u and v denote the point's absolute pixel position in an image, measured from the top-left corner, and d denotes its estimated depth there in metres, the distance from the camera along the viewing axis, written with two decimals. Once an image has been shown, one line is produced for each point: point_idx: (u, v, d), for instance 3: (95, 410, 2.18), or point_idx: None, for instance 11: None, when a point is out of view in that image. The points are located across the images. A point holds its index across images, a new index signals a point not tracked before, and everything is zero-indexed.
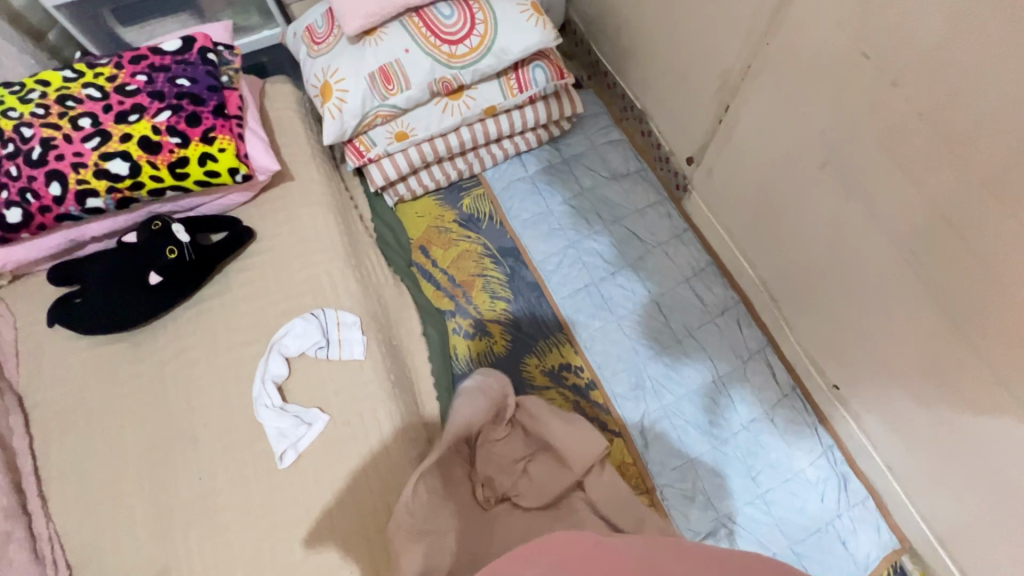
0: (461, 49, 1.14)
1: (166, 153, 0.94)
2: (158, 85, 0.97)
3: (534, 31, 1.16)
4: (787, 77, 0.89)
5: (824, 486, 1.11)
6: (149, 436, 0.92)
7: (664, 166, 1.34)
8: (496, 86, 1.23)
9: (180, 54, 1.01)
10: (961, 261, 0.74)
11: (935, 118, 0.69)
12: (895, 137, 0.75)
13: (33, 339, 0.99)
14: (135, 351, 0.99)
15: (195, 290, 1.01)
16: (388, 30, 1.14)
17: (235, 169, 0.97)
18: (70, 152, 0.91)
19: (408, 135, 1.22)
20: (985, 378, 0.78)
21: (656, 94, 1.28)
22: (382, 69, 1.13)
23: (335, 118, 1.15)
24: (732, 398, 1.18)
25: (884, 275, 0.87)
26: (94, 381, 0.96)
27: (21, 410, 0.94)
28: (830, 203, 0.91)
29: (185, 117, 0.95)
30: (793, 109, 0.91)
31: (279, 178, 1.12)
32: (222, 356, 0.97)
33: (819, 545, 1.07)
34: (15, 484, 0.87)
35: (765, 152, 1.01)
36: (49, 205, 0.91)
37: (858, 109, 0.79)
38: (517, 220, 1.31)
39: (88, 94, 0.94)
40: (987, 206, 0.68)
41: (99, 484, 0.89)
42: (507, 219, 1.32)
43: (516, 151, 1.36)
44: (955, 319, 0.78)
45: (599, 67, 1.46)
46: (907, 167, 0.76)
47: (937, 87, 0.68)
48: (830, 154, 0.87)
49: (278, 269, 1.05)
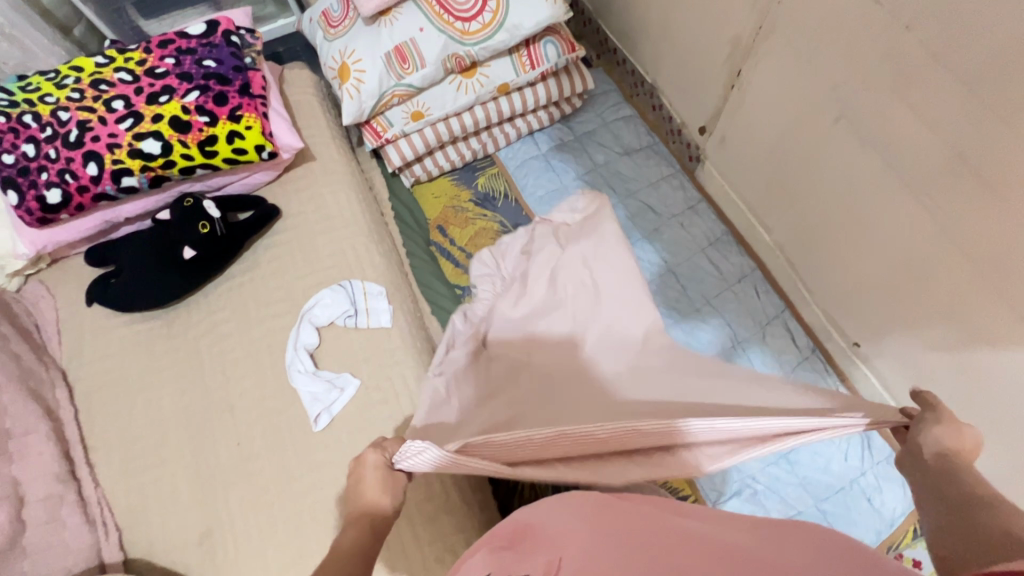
0: (474, 25, 1.16)
1: (196, 132, 0.97)
2: (185, 67, 1.01)
3: (545, 6, 1.18)
4: (801, 33, 0.91)
5: (848, 445, 1.12)
6: (187, 405, 0.95)
7: (676, 139, 1.36)
8: (508, 63, 1.25)
9: (205, 38, 1.05)
10: (979, 199, 0.75)
11: (951, 56, 0.70)
12: (910, 81, 0.77)
13: (74, 318, 1.03)
14: (170, 326, 1.02)
15: (226, 265, 1.05)
16: (402, 10, 1.16)
17: (261, 146, 1.01)
18: (105, 134, 0.95)
19: (423, 115, 1.25)
20: (1010, 317, 0.78)
21: (665, 66, 1.29)
22: (398, 48, 1.16)
23: (353, 98, 1.18)
24: (751, 360, 1.15)
25: (903, 225, 0.87)
26: (133, 355, 1.00)
27: (65, 384, 0.98)
28: (846, 156, 0.92)
29: (212, 97, 0.99)
30: (807, 66, 0.92)
31: (302, 158, 1.16)
32: (256, 328, 1.01)
33: (845, 503, 1.08)
34: (64, 452, 0.90)
35: (778, 112, 1.02)
36: (86, 185, 0.95)
37: (875, 57, 0.80)
38: (533, 197, 1.33)
39: (119, 78, 0.98)
40: (1005, 139, 0.68)
41: (142, 451, 0.92)
42: (523, 197, 1.33)
43: (528, 129, 1.38)
44: (976, 260, 0.79)
45: (608, 45, 1.48)
46: (923, 109, 0.77)
47: (951, 25, 0.69)
48: (845, 106, 0.88)
49: (305, 245, 1.08)
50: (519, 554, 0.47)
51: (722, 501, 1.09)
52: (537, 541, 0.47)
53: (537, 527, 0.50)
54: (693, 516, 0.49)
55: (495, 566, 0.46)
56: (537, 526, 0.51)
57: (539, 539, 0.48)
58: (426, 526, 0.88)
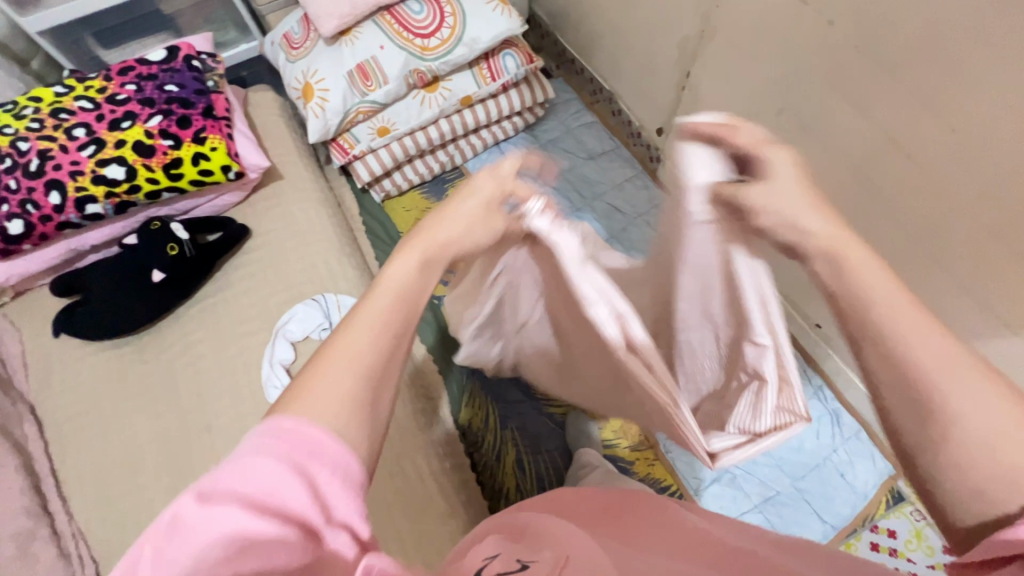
0: (433, 41, 1.20)
1: (160, 156, 0.98)
2: (147, 92, 1.01)
3: (501, 20, 1.22)
4: (740, 34, 0.96)
5: (818, 424, 1.16)
6: (160, 430, 0.94)
7: (637, 141, 1.41)
8: (469, 76, 1.29)
9: (166, 63, 1.06)
10: (912, 178, 0.80)
11: (871, 47, 0.76)
12: (840, 71, 0.82)
13: (40, 351, 1.01)
14: (141, 352, 1.01)
15: (197, 286, 1.05)
16: (362, 29, 1.19)
17: (228, 167, 1.02)
18: (67, 162, 0.95)
19: (389, 130, 1.28)
20: (949, 284, 0.83)
21: (621, 72, 1.35)
22: (360, 66, 1.19)
23: (318, 117, 1.20)
24: None
25: (846, 207, 0.93)
26: (103, 384, 0.98)
27: (33, 418, 0.96)
28: (791, 147, 0.97)
29: (175, 121, 1.00)
30: (750, 63, 0.98)
31: (270, 178, 1.17)
32: (230, 347, 1.00)
33: (820, 479, 1.12)
34: (35, 486, 0.88)
35: (727, 110, 1.08)
36: (49, 214, 0.95)
37: (807, 52, 0.86)
38: None
39: (79, 106, 0.99)
40: (926, 119, 0.74)
41: (117, 480, 0.90)
42: None
43: (494, 139, 1.42)
44: (916, 235, 0.84)
45: (566, 56, 1.54)
46: (853, 97, 0.82)
47: (870, 19, 0.75)
48: (786, 100, 0.93)
49: (276, 262, 1.08)
50: (524, 546, 0.46)
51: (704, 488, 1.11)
52: (541, 540, 0.47)
53: (538, 522, 0.51)
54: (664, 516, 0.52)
55: (501, 547, 0.45)
56: (535, 521, 0.51)
57: (543, 537, 0.47)
58: (411, 531, 0.88)
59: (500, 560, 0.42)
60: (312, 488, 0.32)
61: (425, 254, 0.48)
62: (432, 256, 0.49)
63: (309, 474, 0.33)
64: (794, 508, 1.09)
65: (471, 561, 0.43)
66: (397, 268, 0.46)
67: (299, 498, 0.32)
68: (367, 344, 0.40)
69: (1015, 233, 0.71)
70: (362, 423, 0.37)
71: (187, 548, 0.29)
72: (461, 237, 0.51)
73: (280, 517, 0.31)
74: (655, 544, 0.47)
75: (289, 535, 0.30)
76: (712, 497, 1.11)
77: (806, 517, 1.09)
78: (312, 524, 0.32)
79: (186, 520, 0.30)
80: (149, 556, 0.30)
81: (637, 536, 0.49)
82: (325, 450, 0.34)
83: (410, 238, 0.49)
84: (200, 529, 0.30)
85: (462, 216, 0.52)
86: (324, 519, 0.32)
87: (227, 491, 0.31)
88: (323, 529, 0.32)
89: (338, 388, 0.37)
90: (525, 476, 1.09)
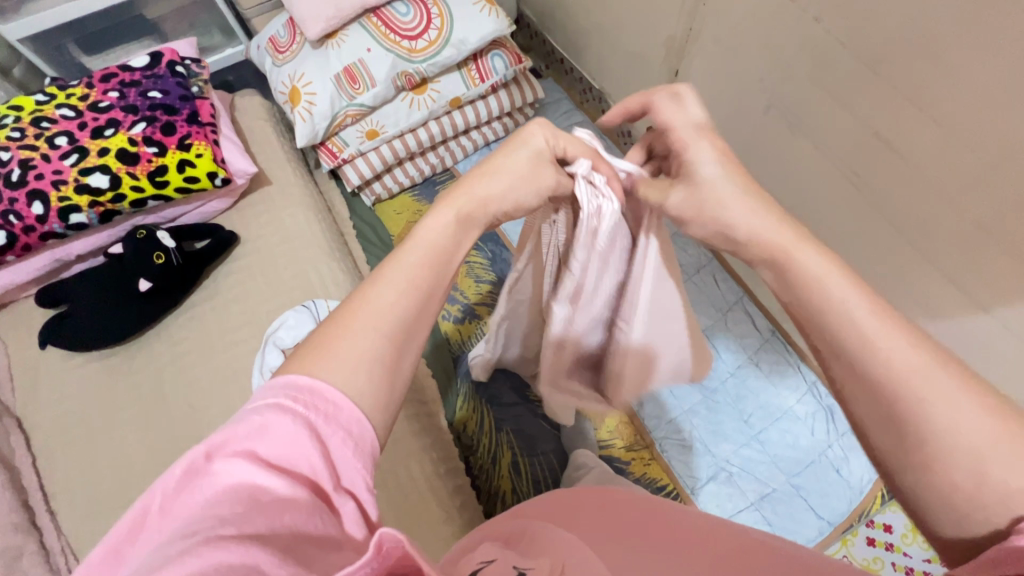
0: (420, 43, 1.19)
1: (145, 163, 0.97)
2: (130, 99, 1.00)
3: (488, 20, 1.22)
4: (726, 32, 0.96)
5: (813, 420, 1.16)
6: (150, 440, 0.93)
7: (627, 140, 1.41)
8: (458, 77, 1.28)
9: (149, 69, 1.05)
10: (900, 174, 0.80)
11: (857, 43, 0.76)
12: (826, 68, 0.82)
13: (27, 363, 1.00)
14: (130, 362, 1.00)
15: (186, 294, 1.04)
16: (348, 32, 1.19)
17: (214, 173, 1.01)
18: (49, 171, 0.94)
19: (378, 133, 1.27)
20: (937, 279, 0.83)
21: (610, 71, 1.34)
22: (347, 69, 1.18)
23: (306, 121, 1.19)
24: (717, 349, 1.23)
25: (836, 203, 0.93)
26: (91, 396, 0.97)
27: (21, 431, 0.94)
28: (780, 144, 0.97)
29: (160, 128, 0.99)
30: (737, 61, 0.97)
31: (258, 183, 1.16)
32: (219, 355, 0.99)
33: (815, 475, 1.12)
34: (23, 501, 0.87)
35: (715, 108, 1.08)
36: (32, 224, 0.94)
37: (793, 49, 0.86)
38: None
39: (61, 114, 0.97)
40: (912, 115, 0.74)
41: (106, 493, 0.89)
42: None
43: (484, 140, 1.41)
44: (905, 230, 0.84)
45: (555, 56, 1.53)
46: (840, 93, 0.82)
47: (855, 15, 0.75)
48: (774, 97, 0.93)
49: (265, 268, 1.07)
50: (520, 554, 0.47)
51: (699, 486, 1.12)
52: (536, 548, 0.47)
53: (534, 526, 0.52)
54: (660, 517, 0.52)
55: (499, 552, 0.46)
56: (532, 525, 0.51)
57: (539, 543, 0.48)
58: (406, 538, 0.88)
59: (496, 566, 0.43)
60: (323, 452, 0.35)
61: (463, 211, 0.51)
62: (468, 213, 0.52)
63: (321, 438, 0.36)
64: (790, 505, 1.09)
65: (468, 563, 0.45)
66: (432, 226, 0.49)
67: (311, 459, 0.34)
68: (398, 304, 0.44)
69: (1002, 228, 0.71)
70: (386, 384, 0.41)
71: (201, 493, 0.31)
72: (497, 198, 0.54)
73: (293, 476, 0.34)
74: (647, 547, 0.47)
75: (299, 491, 0.33)
76: (708, 495, 1.11)
77: (804, 514, 1.09)
78: (320, 483, 0.34)
79: (202, 470, 0.33)
80: (162, 498, 0.32)
81: (630, 538, 0.49)
82: (336, 416, 0.37)
83: (449, 194, 0.52)
84: (217, 478, 0.32)
85: (508, 171, 0.54)
86: (333, 483, 0.35)
87: (243, 447, 0.34)
88: (330, 492, 0.35)
89: (361, 352, 0.41)
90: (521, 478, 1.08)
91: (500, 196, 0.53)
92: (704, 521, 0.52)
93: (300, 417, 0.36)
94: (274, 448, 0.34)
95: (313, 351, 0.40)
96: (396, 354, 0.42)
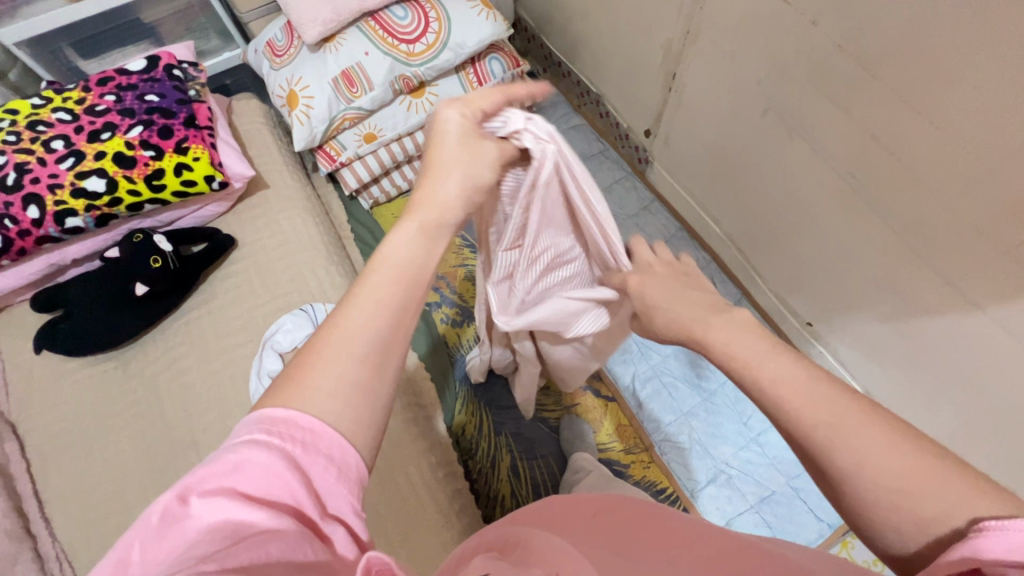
0: (418, 47, 1.19)
1: (141, 167, 0.96)
2: (127, 102, 1.00)
3: (485, 24, 1.22)
4: (723, 35, 0.97)
5: None
6: (146, 446, 0.92)
7: (625, 143, 1.41)
8: (455, 81, 1.29)
9: (146, 73, 1.05)
10: (895, 176, 0.81)
11: (854, 45, 0.77)
12: (822, 72, 0.83)
13: (22, 368, 0.99)
14: (125, 367, 0.99)
15: (182, 297, 1.04)
16: (346, 36, 1.18)
17: (211, 177, 1.00)
18: (45, 175, 0.93)
19: (376, 136, 1.27)
20: (935, 281, 0.83)
21: (607, 74, 1.35)
22: (345, 72, 1.18)
23: (303, 124, 1.19)
24: None
25: (833, 206, 0.93)
26: (87, 401, 0.96)
27: (15, 437, 0.93)
28: (777, 147, 0.98)
29: (157, 131, 0.99)
30: (734, 64, 0.98)
31: (255, 187, 1.15)
32: (216, 360, 0.99)
33: (814, 478, 1.12)
34: (17, 508, 0.86)
35: (712, 111, 1.08)
36: (28, 229, 0.93)
37: (790, 52, 0.86)
38: None
39: (57, 118, 0.97)
40: (909, 118, 0.74)
41: (101, 499, 0.88)
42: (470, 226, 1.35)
43: None
44: (901, 232, 0.84)
45: (553, 60, 1.54)
46: (837, 96, 0.83)
47: (850, 19, 0.75)
48: (771, 100, 0.94)
49: (262, 272, 1.07)
50: (514, 561, 0.46)
51: (699, 489, 1.11)
52: (529, 555, 0.46)
53: (526, 533, 0.51)
54: (660, 523, 0.51)
55: (491, 565, 0.45)
56: (525, 533, 0.51)
57: (532, 550, 0.47)
58: (404, 543, 0.87)
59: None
60: (305, 482, 0.36)
61: (426, 225, 0.50)
62: (433, 224, 0.50)
63: (300, 467, 0.36)
64: (790, 508, 1.09)
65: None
66: (397, 243, 0.48)
67: (293, 490, 0.35)
68: (366, 328, 0.42)
69: (999, 230, 0.72)
70: (370, 400, 0.40)
71: (182, 539, 0.32)
72: (459, 202, 0.52)
73: (275, 506, 0.34)
74: (648, 552, 0.47)
75: (283, 523, 0.34)
76: (707, 498, 1.11)
77: (803, 517, 1.08)
78: (304, 511, 0.35)
79: (179, 514, 0.33)
80: (140, 548, 0.32)
81: (632, 543, 0.49)
82: (315, 444, 0.37)
83: (410, 209, 0.51)
84: (197, 520, 0.32)
85: (453, 168, 0.51)
86: (319, 509, 0.36)
87: (220, 486, 0.34)
88: (317, 518, 0.35)
89: (340, 372, 0.40)
90: (519, 481, 1.08)
91: (459, 199, 0.51)
92: (706, 527, 0.51)
93: (277, 449, 0.36)
94: (253, 483, 0.34)
95: (286, 380, 0.39)
96: (374, 370, 0.41)
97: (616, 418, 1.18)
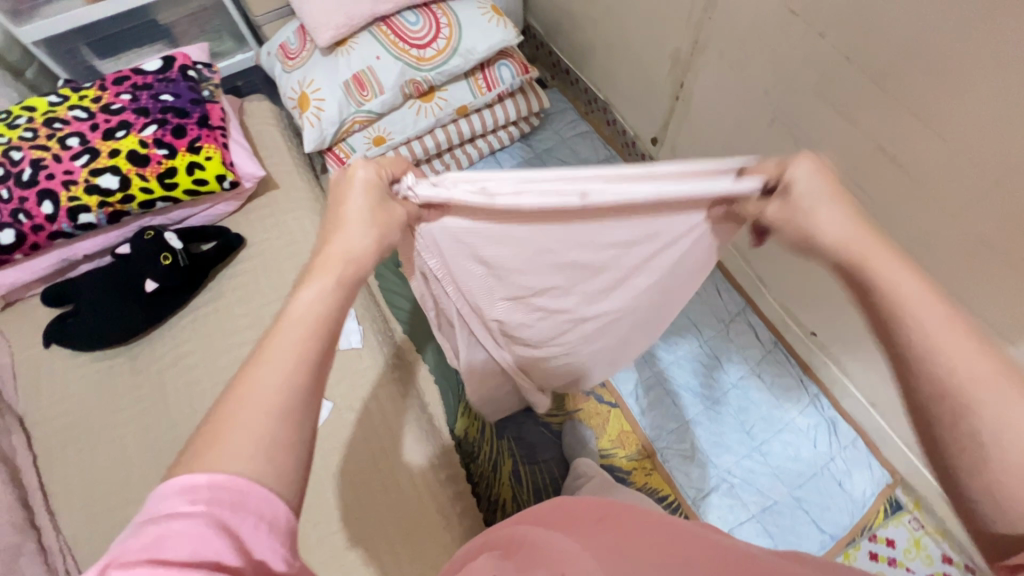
0: (429, 52, 1.21)
1: (155, 165, 0.98)
2: (142, 102, 1.01)
3: (496, 31, 1.23)
4: (732, 45, 0.98)
5: (815, 432, 1.16)
6: (152, 441, 0.92)
7: (632, 150, 1.42)
8: (465, 86, 1.30)
9: (162, 73, 1.06)
10: (902, 188, 0.81)
11: (862, 57, 0.77)
12: (830, 83, 0.84)
13: (31, 362, 1.00)
14: (133, 362, 1.00)
15: (191, 295, 1.05)
16: (358, 40, 1.20)
17: (223, 176, 1.02)
18: (60, 171, 0.95)
19: (385, 139, 1.29)
20: (940, 293, 0.83)
21: (615, 82, 1.36)
22: (356, 76, 1.19)
23: (314, 126, 1.20)
24: (720, 358, 1.23)
25: None
26: (94, 395, 0.97)
27: (22, 430, 0.94)
28: (785, 156, 0.98)
29: (170, 130, 1.00)
30: (742, 73, 0.98)
31: (265, 187, 1.17)
32: (223, 357, 0.99)
33: (818, 489, 1.11)
34: (22, 501, 0.87)
35: (720, 120, 1.09)
36: (41, 223, 0.94)
37: (798, 62, 0.87)
38: None
39: (74, 115, 0.98)
40: (917, 130, 0.75)
41: (106, 493, 0.89)
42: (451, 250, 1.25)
43: (489, 149, 1.43)
44: (907, 243, 0.85)
45: (561, 67, 1.55)
46: (844, 107, 0.83)
47: (858, 32, 0.76)
48: (778, 110, 0.95)
49: (270, 271, 1.08)
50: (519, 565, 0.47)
51: (701, 497, 1.11)
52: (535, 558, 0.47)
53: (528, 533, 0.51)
54: (663, 526, 0.52)
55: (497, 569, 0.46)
56: (530, 533, 0.51)
57: (538, 552, 0.47)
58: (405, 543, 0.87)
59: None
60: (234, 542, 0.33)
61: (337, 278, 0.47)
62: (343, 276, 0.48)
63: (229, 527, 0.33)
64: (792, 518, 1.09)
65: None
66: (305, 298, 0.45)
67: (222, 554, 0.32)
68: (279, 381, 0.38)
69: (1006, 243, 0.72)
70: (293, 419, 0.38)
71: None
72: (372, 248, 0.51)
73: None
74: (653, 556, 0.47)
75: None
76: (709, 507, 1.11)
77: (805, 528, 1.08)
78: (231, 572, 0.32)
79: None
80: None
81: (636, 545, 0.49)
82: (244, 501, 0.34)
83: (314, 267, 0.48)
84: None
85: (355, 223, 0.50)
86: (247, 566, 0.33)
87: (140, 557, 0.30)
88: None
89: (252, 432, 0.36)
90: (521, 486, 1.09)
91: (371, 244, 0.51)
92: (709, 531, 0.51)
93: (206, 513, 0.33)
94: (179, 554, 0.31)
95: (206, 437, 0.36)
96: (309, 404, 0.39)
97: (619, 425, 1.18)
